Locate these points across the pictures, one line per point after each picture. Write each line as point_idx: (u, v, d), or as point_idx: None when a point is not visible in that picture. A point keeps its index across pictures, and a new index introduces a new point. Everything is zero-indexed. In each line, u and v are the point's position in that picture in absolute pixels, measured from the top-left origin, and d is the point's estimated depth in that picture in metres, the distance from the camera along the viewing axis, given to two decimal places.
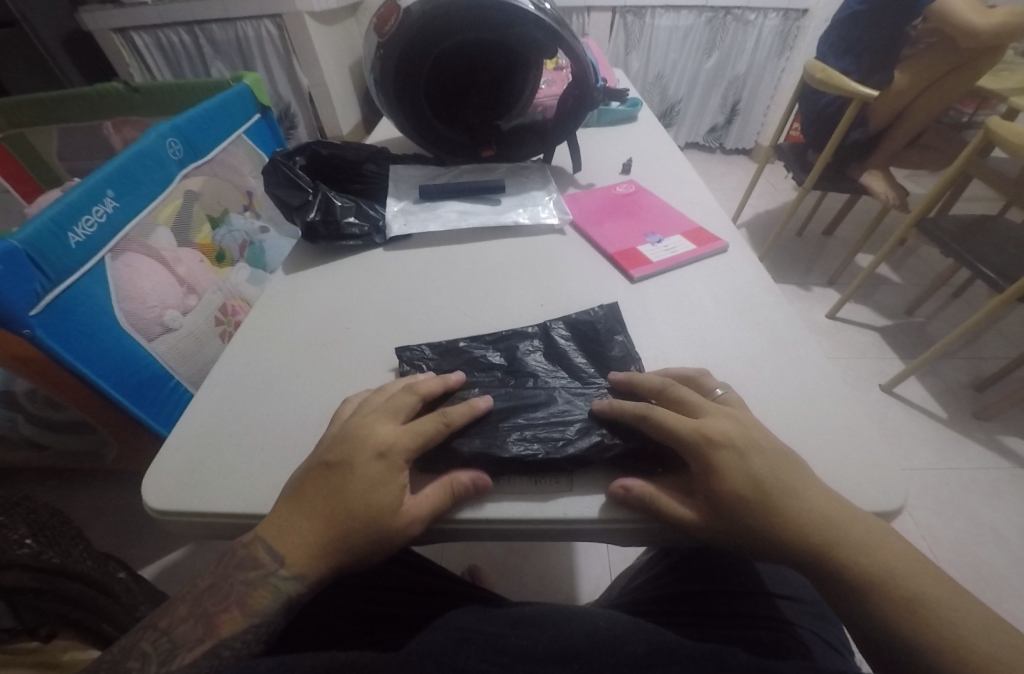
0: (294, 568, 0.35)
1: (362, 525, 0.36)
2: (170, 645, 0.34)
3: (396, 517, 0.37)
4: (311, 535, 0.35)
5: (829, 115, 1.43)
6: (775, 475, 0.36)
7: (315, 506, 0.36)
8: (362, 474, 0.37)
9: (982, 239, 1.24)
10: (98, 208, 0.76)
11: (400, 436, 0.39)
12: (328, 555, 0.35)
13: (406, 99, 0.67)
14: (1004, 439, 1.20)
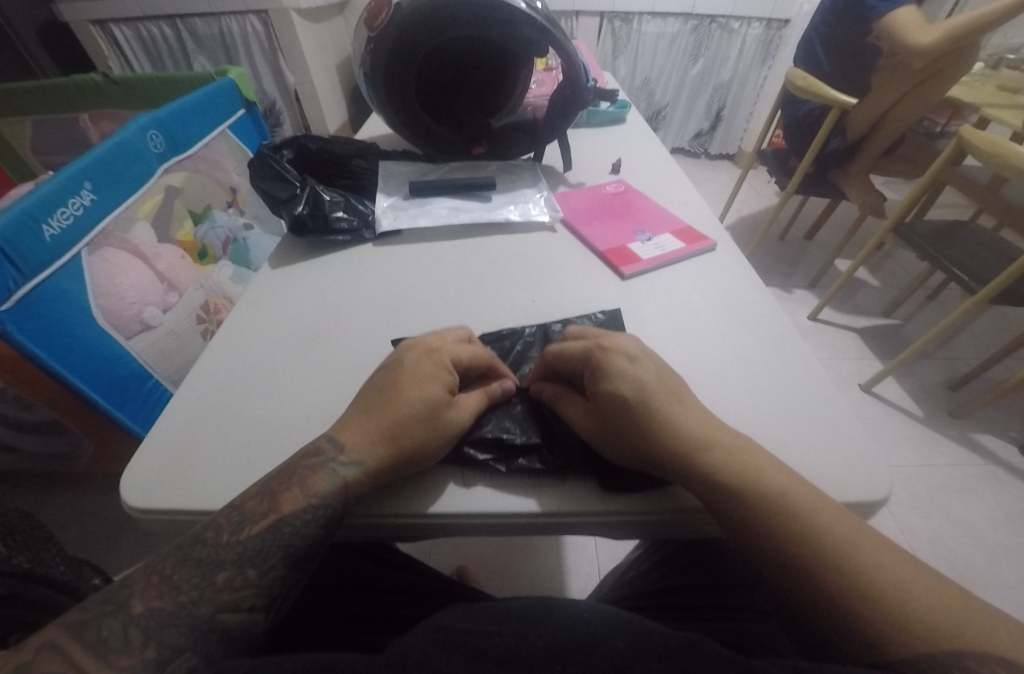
0: (354, 454, 0.38)
1: (414, 412, 0.40)
2: (242, 518, 0.36)
3: (447, 414, 0.41)
4: (371, 425, 0.39)
5: (810, 121, 1.46)
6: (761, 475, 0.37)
7: (375, 402, 0.41)
8: (414, 370, 0.42)
9: (954, 244, 1.29)
10: (74, 201, 0.74)
11: (447, 348, 0.44)
12: (382, 439, 0.39)
13: (397, 95, 0.67)
14: (977, 436, 1.24)
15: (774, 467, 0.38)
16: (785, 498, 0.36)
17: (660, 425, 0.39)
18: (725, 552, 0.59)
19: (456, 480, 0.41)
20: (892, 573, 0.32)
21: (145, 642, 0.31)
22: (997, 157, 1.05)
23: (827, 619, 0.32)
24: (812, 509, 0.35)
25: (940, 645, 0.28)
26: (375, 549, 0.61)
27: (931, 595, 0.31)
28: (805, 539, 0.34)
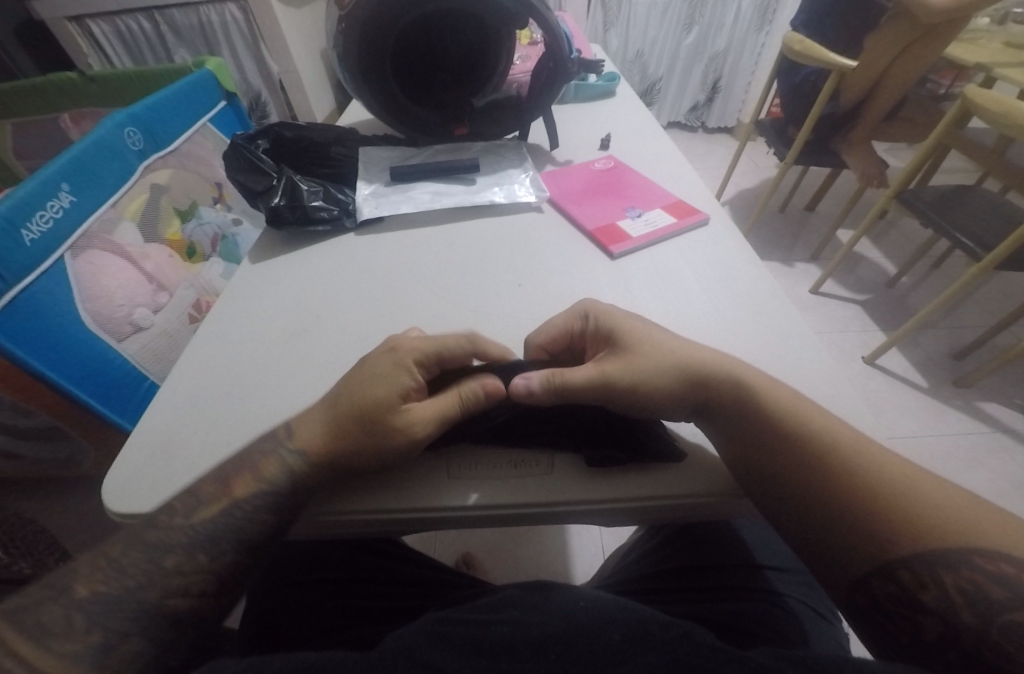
0: (298, 443, 0.38)
1: (358, 417, 0.38)
2: (196, 500, 0.36)
3: (397, 416, 0.38)
4: (324, 420, 0.39)
5: (809, 87, 1.41)
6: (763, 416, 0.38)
7: (341, 396, 0.39)
8: (371, 367, 0.40)
9: (958, 209, 1.25)
10: (53, 203, 0.72)
11: (415, 343, 0.42)
12: (330, 434, 0.38)
13: (372, 74, 0.64)
14: (983, 405, 1.23)
15: (779, 395, 0.39)
16: (796, 427, 0.38)
17: (670, 366, 0.40)
18: (726, 531, 0.58)
19: (441, 474, 0.40)
20: (894, 471, 0.35)
21: (90, 626, 0.31)
22: (1003, 117, 1.01)
23: (853, 524, 0.35)
24: (821, 433, 0.37)
25: (948, 543, 0.32)
26: (376, 544, 0.61)
27: (939, 494, 0.34)
28: (823, 461, 0.36)
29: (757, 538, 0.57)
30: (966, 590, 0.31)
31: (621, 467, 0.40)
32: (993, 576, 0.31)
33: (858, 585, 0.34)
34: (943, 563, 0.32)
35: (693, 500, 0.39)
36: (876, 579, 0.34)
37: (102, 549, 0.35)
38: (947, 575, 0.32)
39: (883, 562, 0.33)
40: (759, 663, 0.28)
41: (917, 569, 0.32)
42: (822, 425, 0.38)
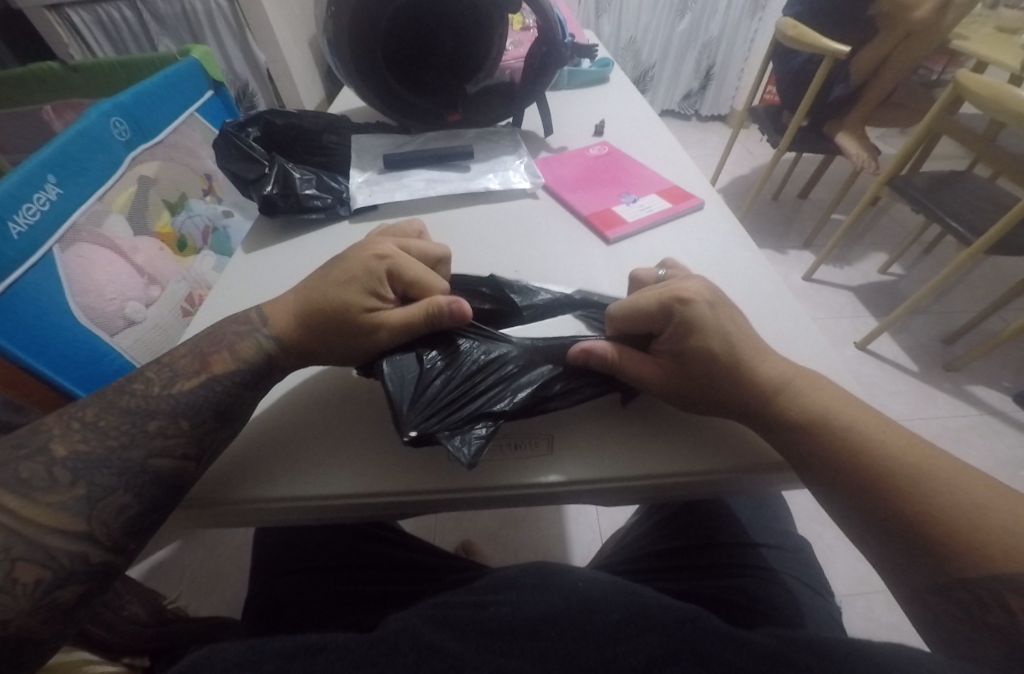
0: (274, 330, 0.42)
1: (324, 312, 0.41)
2: (173, 373, 0.40)
3: (361, 316, 0.41)
4: (295, 309, 0.42)
5: (802, 73, 1.41)
6: (835, 422, 0.37)
7: (315, 300, 0.42)
8: (345, 270, 0.42)
9: (949, 194, 1.26)
10: (39, 195, 0.71)
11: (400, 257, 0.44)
12: (302, 324, 0.42)
13: (364, 60, 0.63)
14: (971, 388, 1.25)
15: (852, 409, 0.38)
16: (862, 435, 0.36)
17: (745, 375, 0.39)
18: (721, 510, 0.59)
19: (441, 457, 0.40)
20: (965, 491, 0.33)
21: (74, 481, 0.33)
22: (994, 102, 1.01)
23: (912, 535, 0.33)
24: (878, 438, 0.36)
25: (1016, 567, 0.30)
26: (375, 529, 0.61)
27: (1010, 514, 0.32)
28: (877, 467, 0.35)
29: (750, 517, 0.58)
30: None
31: (619, 450, 0.40)
32: None
33: (918, 598, 0.33)
34: (1012, 586, 0.30)
35: (691, 479, 0.39)
36: (936, 596, 0.32)
37: (77, 411, 0.36)
38: (1010, 597, 0.29)
39: (942, 578, 0.32)
40: (762, 644, 0.27)
41: (980, 590, 0.30)
42: (891, 438, 0.36)
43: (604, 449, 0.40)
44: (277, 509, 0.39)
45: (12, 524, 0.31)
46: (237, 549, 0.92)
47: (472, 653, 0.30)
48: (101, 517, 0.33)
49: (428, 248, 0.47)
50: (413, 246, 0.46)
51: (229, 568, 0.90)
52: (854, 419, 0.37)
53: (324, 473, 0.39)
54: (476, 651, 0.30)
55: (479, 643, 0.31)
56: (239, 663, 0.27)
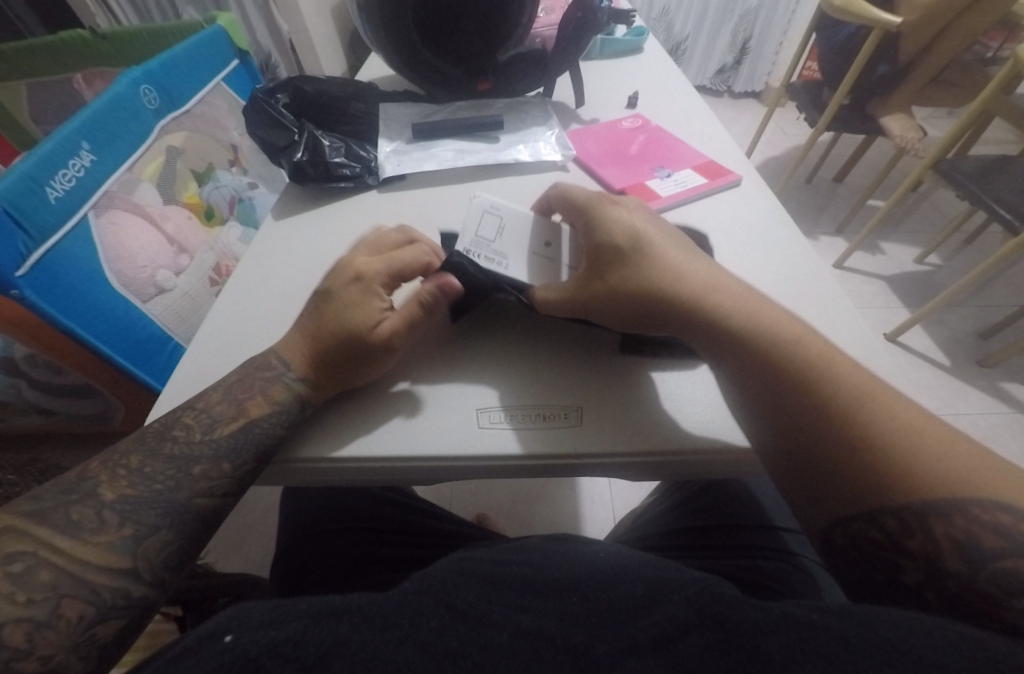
0: (300, 370, 0.40)
1: (340, 336, 0.40)
2: (212, 419, 0.39)
3: (372, 335, 0.40)
4: (305, 340, 0.41)
5: (847, 46, 1.33)
6: (784, 352, 0.36)
7: (320, 330, 0.41)
8: (339, 298, 0.42)
9: (1000, 179, 1.19)
10: (75, 162, 0.72)
11: (373, 265, 0.43)
12: (324, 354, 0.40)
13: (394, 27, 0.62)
14: (1006, 386, 1.20)
15: (793, 340, 0.37)
16: (811, 362, 0.36)
17: (693, 288, 0.39)
18: (741, 490, 0.59)
19: (477, 420, 0.41)
20: (919, 430, 0.32)
21: (121, 522, 0.34)
22: None
23: (837, 468, 0.33)
24: (831, 376, 0.35)
25: (944, 492, 0.30)
26: (397, 496, 0.62)
27: (947, 443, 0.32)
28: (812, 394, 0.35)
29: (773, 501, 0.58)
30: (957, 540, 0.29)
31: (652, 418, 0.40)
32: (991, 526, 0.29)
33: (836, 526, 0.34)
34: (937, 512, 0.30)
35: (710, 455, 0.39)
36: (856, 523, 0.33)
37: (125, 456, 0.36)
38: (935, 521, 0.30)
39: (861, 507, 0.33)
40: (781, 609, 0.27)
41: (902, 516, 0.31)
42: (837, 366, 0.35)
43: (641, 414, 0.40)
44: (322, 468, 0.39)
45: (60, 563, 0.32)
46: (263, 513, 0.95)
47: (490, 608, 0.30)
48: (136, 548, 0.34)
49: (395, 234, 0.47)
50: (384, 239, 0.46)
51: (256, 528, 0.94)
52: (800, 360, 0.36)
53: (372, 425, 0.40)
54: (499, 604, 0.31)
55: (497, 597, 0.31)
56: (266, 624, 0.27)
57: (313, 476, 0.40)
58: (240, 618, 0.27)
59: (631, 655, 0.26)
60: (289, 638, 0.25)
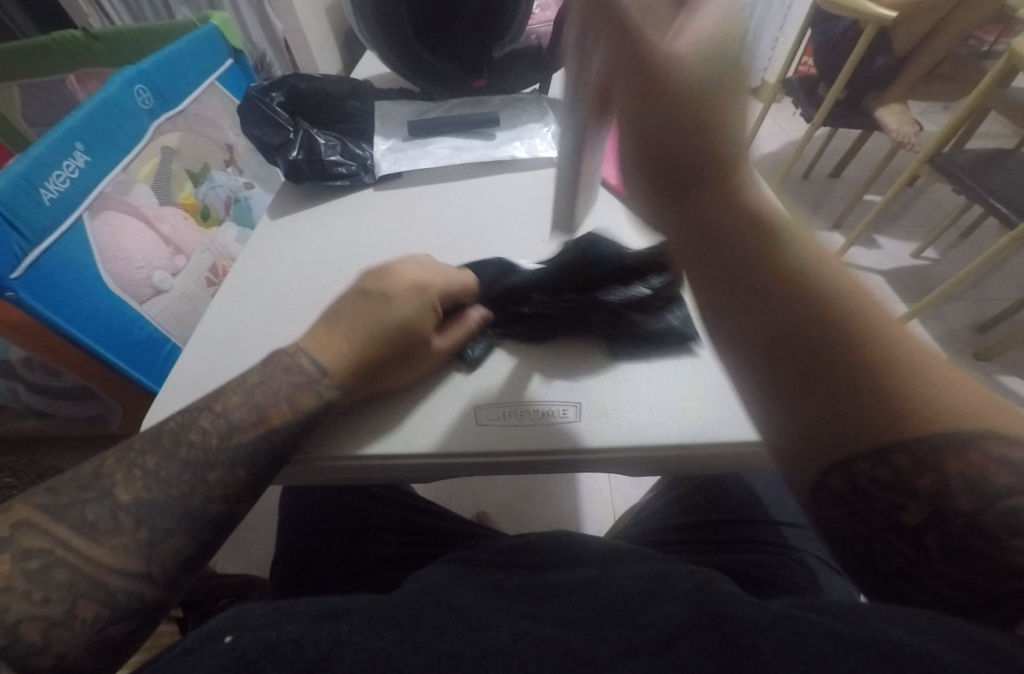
0: (339, 376, 0.40)
1: (394, 344, 0.41)
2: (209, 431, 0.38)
3: (423, 347, 0.42)
4: (351, 342, 0.41)
5: (842, 41, 1.33)
6: (802, 274, 0.32)
7: (368, 336, 0.41)
8: (398, 304, 0.42)
9: (996, 172, 1.19)
10: (68, 163, 0.71)
11: (434, 282, 0.45)
12: (367, 362, 0.40)
13: (388, 28, 0.62)
14: (1004, 379, 1.20)
15: (813, 262, 0.32)
16: (831, 281, 0.31)
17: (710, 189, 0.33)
18: (740, 486, 0.59)
19: (468, 417, 0.41)
20: (935, 366, 0.29)
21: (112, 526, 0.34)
22: None
23: (857, 404, 0.30)
24: (854, 302, 0.31)
25: (959, 428, 0.28)
26: (397, 495, 0.62)
27: (959, 381, 0.30)
28: (835, 321, 0.30)
29: (773, 496, 0.58)
30: (969, 477, 0.28)
31: (635, 406, 0.41)
32: (1006, 465, 0.27)
33: (839, 467, 0.31)
34: (951, 450, 0.28)
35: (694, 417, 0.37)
36: (860, 463, 0.30)
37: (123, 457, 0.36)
38: (949, 461, 0.28)
39: (873, 447, 0.30)
40: (781, 607, 0.27)
41: (918, 454, 0.29)
42: (858, 290, 0.31)
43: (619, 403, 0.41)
44: (320, 467, 0.40)
45: None
46: (263, 514, 0.95)
47: (487, 610, 0.30)
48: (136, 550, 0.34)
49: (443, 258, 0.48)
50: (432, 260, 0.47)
51: (256, 528, 0.94)
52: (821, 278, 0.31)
53: (373, 421, 0.41)
54: (495, 607, 0.31)
55: (496, 603, 0.31)
56: (264, 625, 0.27)
57: (314, 475, 0.41)
58: (240, 616, 0.27)
59: (630, 654, 0.26)
60: (290, 638, 0.25)
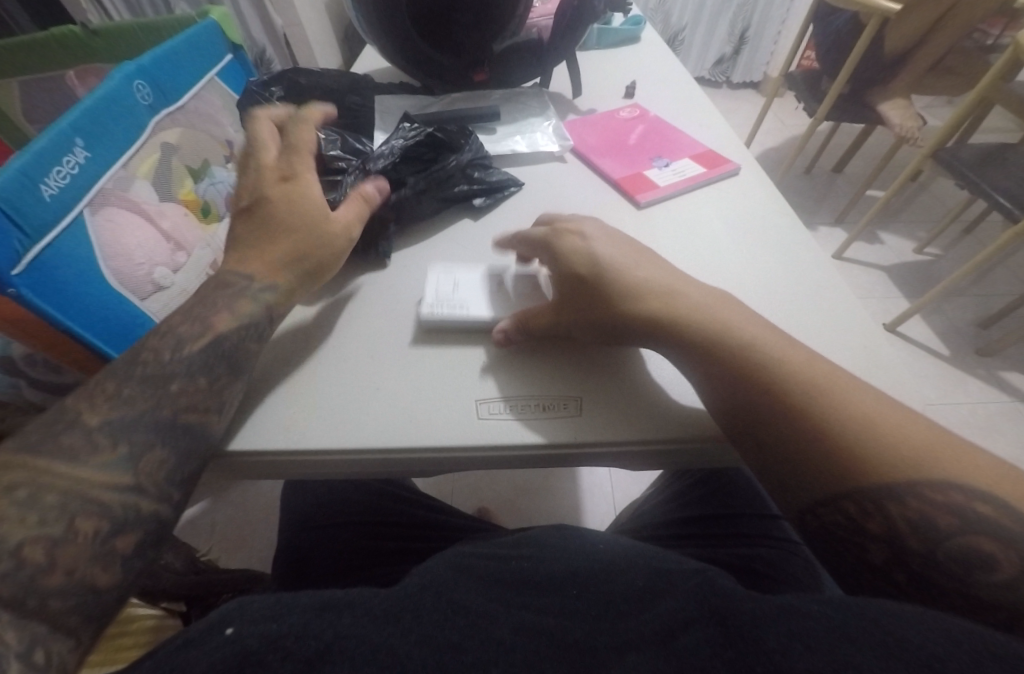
0: (265, 280, 0.42)
1: (305, 232, 0.44)
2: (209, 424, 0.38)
3: (332, 225, 0.46)
4: (271, 253, 0.43)
5: (846, 34, 1.32)
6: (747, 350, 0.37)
7: (273, 231, 0.44)
8: (287, 200, 0.45)
9: (1000, 167, 1.18)
10: (69, 158, 0.71)
11: (305, 172, 0.48)
12: (293, 263, 0.44)
13: (390, 21, 0.61)
14: (1006, 374, 1.20)
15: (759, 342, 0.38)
16: (773, 358, 0.37)
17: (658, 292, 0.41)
18: (740, 480, 0.59)
19: (470, 412, 0.40)
20: (879, 420, 0.34)
21: None
22: None
23: (805, 462, 0.34)
24: (797, 369, 0.36)
25: (903, 477, 0.32)
26: (397, 491, 0.62)
27: (901, 426, 0.34)
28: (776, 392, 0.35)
29: (773, 490, 0.58)
30: (913, 521, 0.31)
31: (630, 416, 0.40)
32: (940, 505, 0.31)
33: (806, 515, 0.35)
34: (893, 495, 0.32)
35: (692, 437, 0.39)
36: (822, 510, 0.34)
37: None
38: (896, 505, 0.32)
39: (827, 497, 0.34)
40: (786, 601, 0.27)
41: (864, 502, 0.32)
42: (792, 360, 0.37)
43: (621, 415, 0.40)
44: (319, 462, 0.39)
45: None
46: (265, 510, 0.95)
47: (496, 605, 0.30)
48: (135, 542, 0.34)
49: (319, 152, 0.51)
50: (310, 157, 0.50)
51: (259, 523, 0.94)
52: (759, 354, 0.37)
53: (373, 414, 0.40)
54: (500, 598, 0.31)
55: (502, 595, 0.31)
56: (265, 617, 0.26)
57: (313, 471, 0.40)
58: (241, 608, 0.27)
59: (633, 646, 0.26)
60: (290, 633, 0.25)
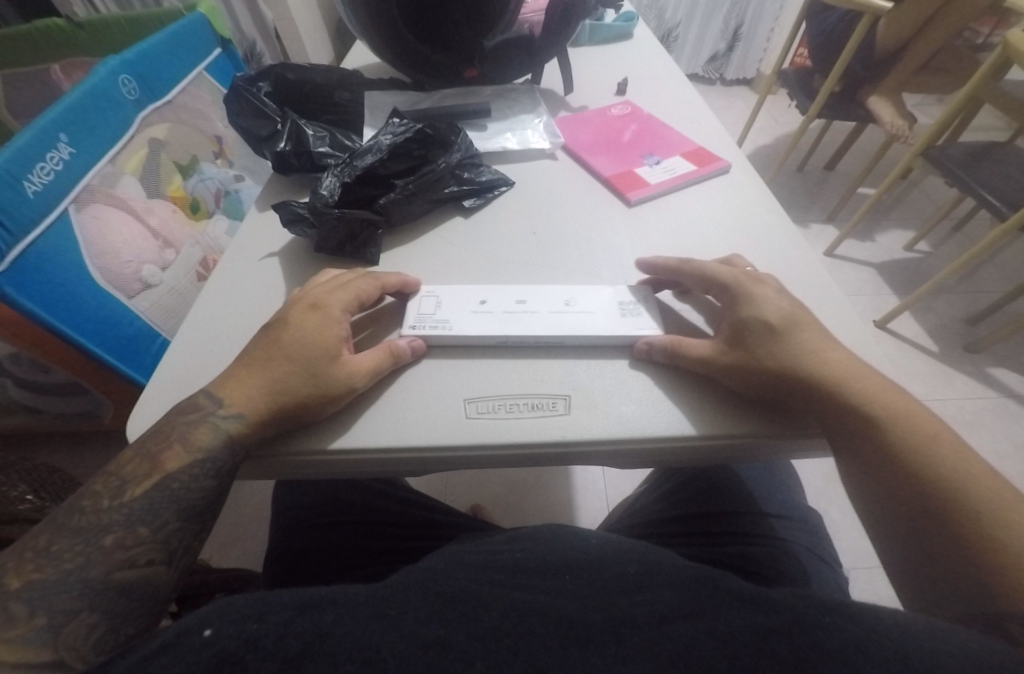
0: (233, 408, 0.37)
1: (297, 368, 0.38)
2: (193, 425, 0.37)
3: (336, 373, 0.39)
4: (253, 381, 0.38)
5: (838, 32, 1.33)
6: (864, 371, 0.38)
7: (275, 348, 0.39)
8: (298, 326, 0.40)
9: (988, 165, 1.19)
10: (53, 154, 0.70)
11: (334, 295, 0.43)
12: (270, 400, 0.37)
13: (378, 18, 0.61)
14: (994, 371, 1.21)
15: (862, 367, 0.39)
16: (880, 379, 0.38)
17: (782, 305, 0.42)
18: (731, 477, 0.59)
19: (459, 413, 0.40)
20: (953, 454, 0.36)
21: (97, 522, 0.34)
22: None
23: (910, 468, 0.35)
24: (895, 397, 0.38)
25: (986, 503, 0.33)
26: (388, 489, 0.62)
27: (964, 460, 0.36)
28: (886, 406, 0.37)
29: (763, 488, 0.58)
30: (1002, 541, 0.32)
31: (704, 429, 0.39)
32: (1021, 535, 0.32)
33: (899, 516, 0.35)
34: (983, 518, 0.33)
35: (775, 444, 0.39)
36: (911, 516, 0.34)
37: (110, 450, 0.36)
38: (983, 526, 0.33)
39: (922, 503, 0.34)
40: (776, 598, 0.27)
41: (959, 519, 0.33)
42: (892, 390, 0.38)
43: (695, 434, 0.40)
44: (306, 461, 0.39)
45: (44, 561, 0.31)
46: (257, 509, 0.95)
47: (485, 595, 0.30)
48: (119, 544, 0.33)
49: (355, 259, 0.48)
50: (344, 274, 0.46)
51: (251, 522, 0.94)
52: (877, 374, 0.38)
53: (395, 425, 0.39)
54: (488, 585, 0.31)
55: (491, 584, 0.31)
56: (248, 616, 0.26)
57: (300, 472, 0.40)
58: (222, 609, 0.27)
59: (621, 627, 0.26)
60: (271, 633, 0.25)
